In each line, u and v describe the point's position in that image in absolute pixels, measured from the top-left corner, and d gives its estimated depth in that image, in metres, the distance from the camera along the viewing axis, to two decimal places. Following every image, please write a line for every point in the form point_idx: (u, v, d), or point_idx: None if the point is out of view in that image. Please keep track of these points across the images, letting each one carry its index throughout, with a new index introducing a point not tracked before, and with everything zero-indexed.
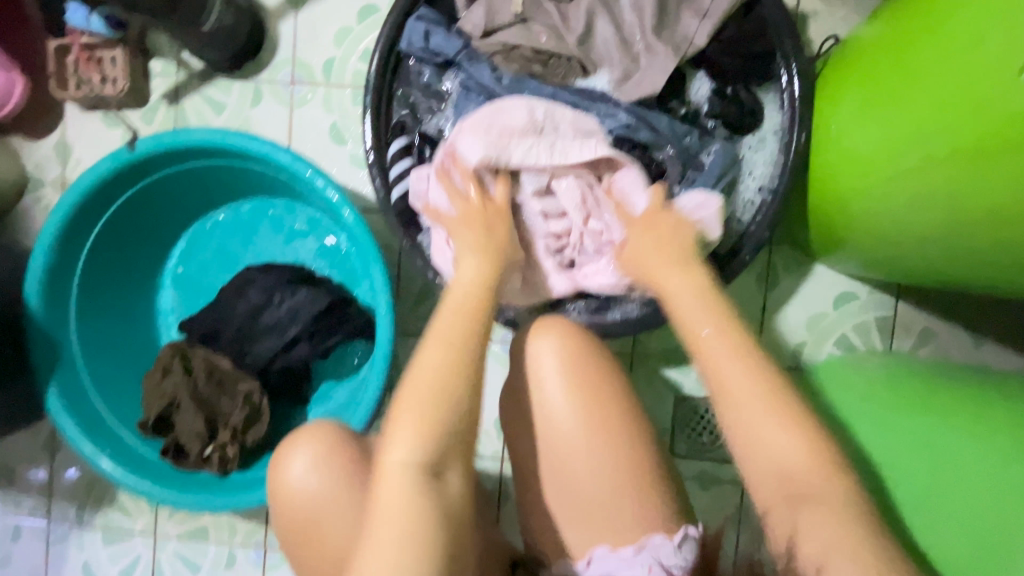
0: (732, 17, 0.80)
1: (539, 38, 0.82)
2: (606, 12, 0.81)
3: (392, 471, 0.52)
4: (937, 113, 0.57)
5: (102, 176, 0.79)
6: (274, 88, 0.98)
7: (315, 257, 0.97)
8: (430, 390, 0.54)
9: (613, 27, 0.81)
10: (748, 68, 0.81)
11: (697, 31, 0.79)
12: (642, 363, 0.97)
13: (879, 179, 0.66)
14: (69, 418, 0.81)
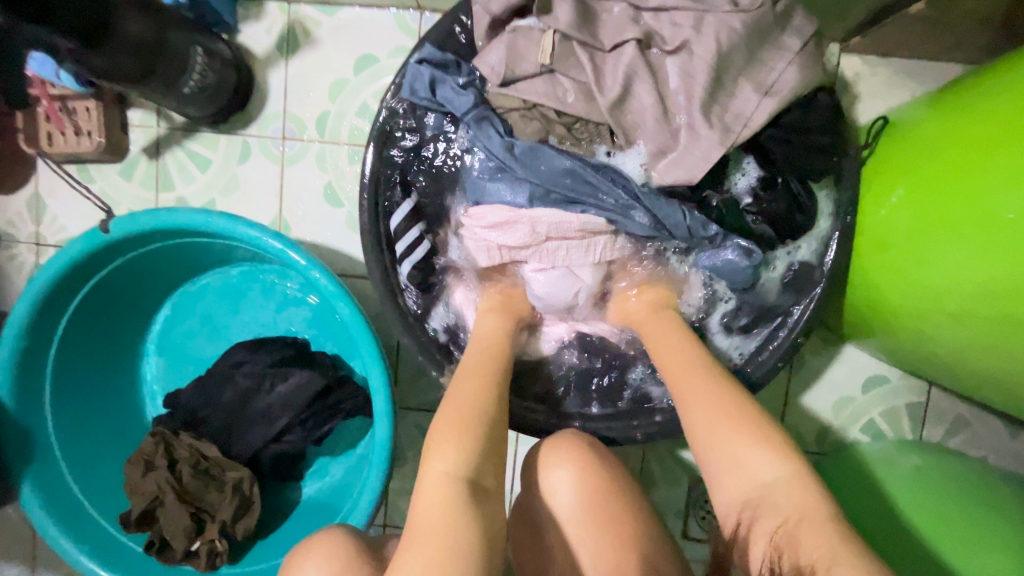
0: (798, 101, 0.70)
1: (566, 98, 0.71)
2: (648, 74, 0.70)
3: (435, 479, 0.51)
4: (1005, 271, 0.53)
5: (73, 261, 0.72)
6: (264, 143, 0.90)
7: (309, 327, 0.91)
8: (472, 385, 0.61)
9: (654, 91, 0.70)
10: (804, 159, 0.71)
11: (756, 109, 0.69)
12: (654, 443, 0.92)
13: (936, 302, 0.60)
14: (46, 514, 0.75)
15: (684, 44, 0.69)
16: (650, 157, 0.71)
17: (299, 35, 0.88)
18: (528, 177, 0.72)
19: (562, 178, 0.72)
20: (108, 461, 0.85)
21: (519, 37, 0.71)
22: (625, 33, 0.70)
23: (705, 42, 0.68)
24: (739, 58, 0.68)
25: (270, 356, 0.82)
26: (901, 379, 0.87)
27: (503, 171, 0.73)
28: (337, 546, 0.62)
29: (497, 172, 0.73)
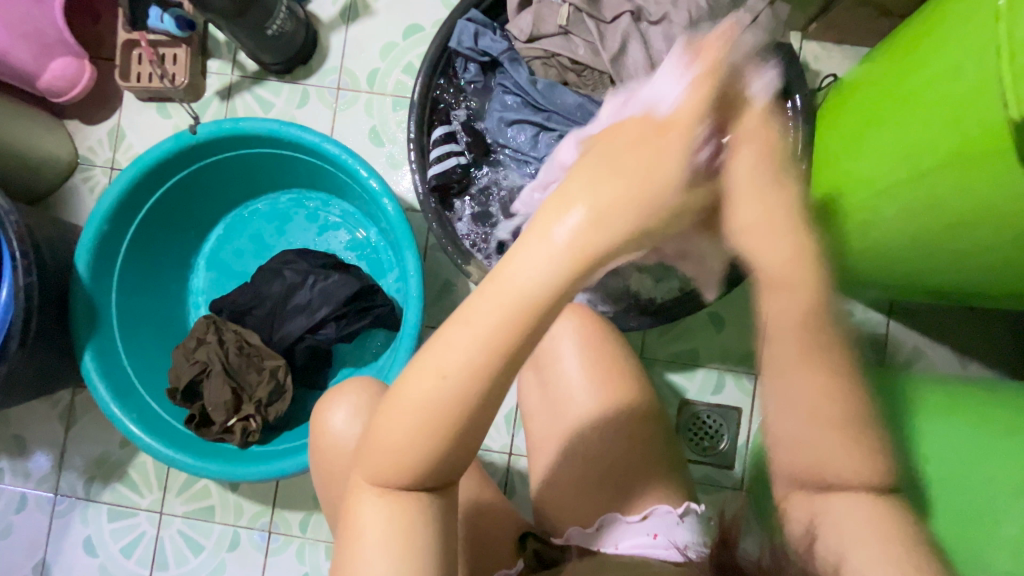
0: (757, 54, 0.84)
1: (578, 51, 0.86)
2: (640, 38, 0.85)
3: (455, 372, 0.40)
4: (920, 129, 0.58)
5: (160, 157, 0.85)
6: (321, 92, 1.06)
7: (346, 249, 1.03)
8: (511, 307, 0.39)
9: (644, 50, 0.85)
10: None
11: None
12: (648, 366, 1.02)
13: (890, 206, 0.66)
14: (102, 379, 0.84)
15: (665, 15, 0.86)
16: None
17: (358, 8, 1.06)
18: (546, 107, 0.86)
19: (574, 110, 0.86)
20: (156, 350, 0.94)
21: (544, 6, 0.87)
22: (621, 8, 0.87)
23: (681, 14, 0.85)
24: (704, 25, 0.85)
25: (315, 260, 0.94)
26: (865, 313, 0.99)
27: (525, 102, 0.87)
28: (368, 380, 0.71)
29: (520, 102, 0.88)
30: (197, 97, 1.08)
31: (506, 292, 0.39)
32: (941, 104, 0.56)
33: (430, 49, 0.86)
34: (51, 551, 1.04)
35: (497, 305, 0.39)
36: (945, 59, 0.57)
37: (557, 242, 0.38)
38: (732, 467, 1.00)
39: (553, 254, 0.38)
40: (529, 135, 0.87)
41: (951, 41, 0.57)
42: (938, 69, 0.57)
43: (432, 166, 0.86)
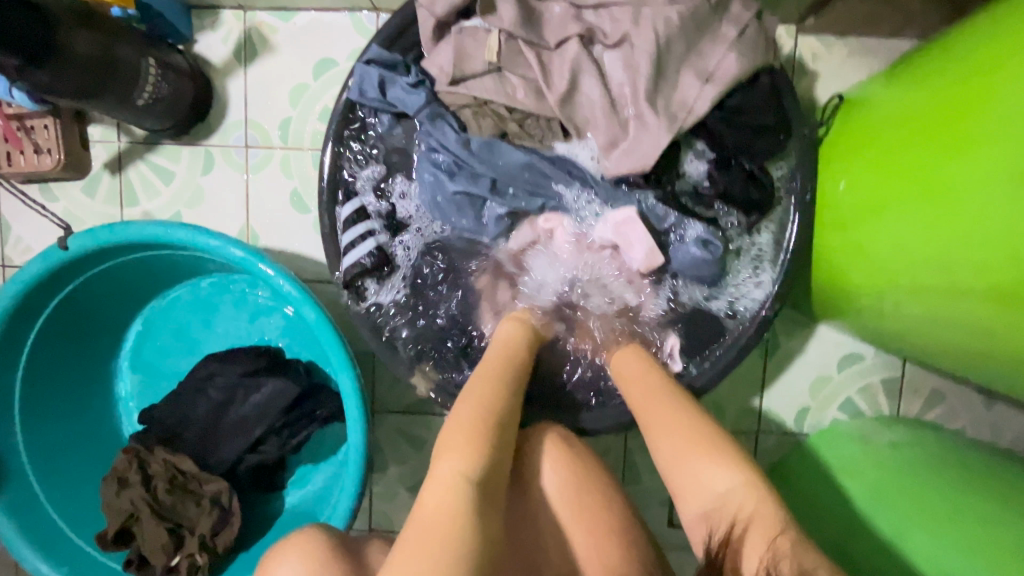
0: (740, 82, 0.69)
1: (516, 96, 0.71)
2: (594, 72, 0.70)
3: (447, 479, 0.49)
4: (958, 245, 0.48)
5: (34, 280, 0.71)
6: (227, 152, 0.89)
7: (283, 335, 0.90)
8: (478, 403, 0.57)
9: (600, 86, 0.70)
10: (756, 142, 0.71)
11: (696, 97, 0.69)
12: (636, 432, 0.92)
13: (901, 301, 0.56)
14: (22, 538, 0.74)
15: (624, 38, 0.69)
16: (602, 149, 0.71)
17: (257, 42, 0.87)
18: (486, 172, 0.71)
19: (520, 173, 0.72)
20: (84, 480, 0.84)
21: (465, 37, 0.70)
22: (568, 32, 0.71)
23: (644, 34, 0.68)
24: (674, 47, 0.68)
25: (244, 365, 0.82)
26: (876, 354, 0.88)
27: (460, 167, 0.72)
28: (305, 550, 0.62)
29: (453, 168, 0.72)
30: (84, 172, 0.91)
31: (474, 393, 0.58)
32: (986, 222, 0.45)
33: (335, 109, 0.72)
34: None
35: (477, 396, 0.58)
36: (993, 163, 0.45)
37: (489, 360, 0.64)
38: None
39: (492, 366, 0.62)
40: (468, 210, 0.73)
41: (999, 140, 0.45)
42: (981, 174, 0.46)
43: (344, 254, 0.73)
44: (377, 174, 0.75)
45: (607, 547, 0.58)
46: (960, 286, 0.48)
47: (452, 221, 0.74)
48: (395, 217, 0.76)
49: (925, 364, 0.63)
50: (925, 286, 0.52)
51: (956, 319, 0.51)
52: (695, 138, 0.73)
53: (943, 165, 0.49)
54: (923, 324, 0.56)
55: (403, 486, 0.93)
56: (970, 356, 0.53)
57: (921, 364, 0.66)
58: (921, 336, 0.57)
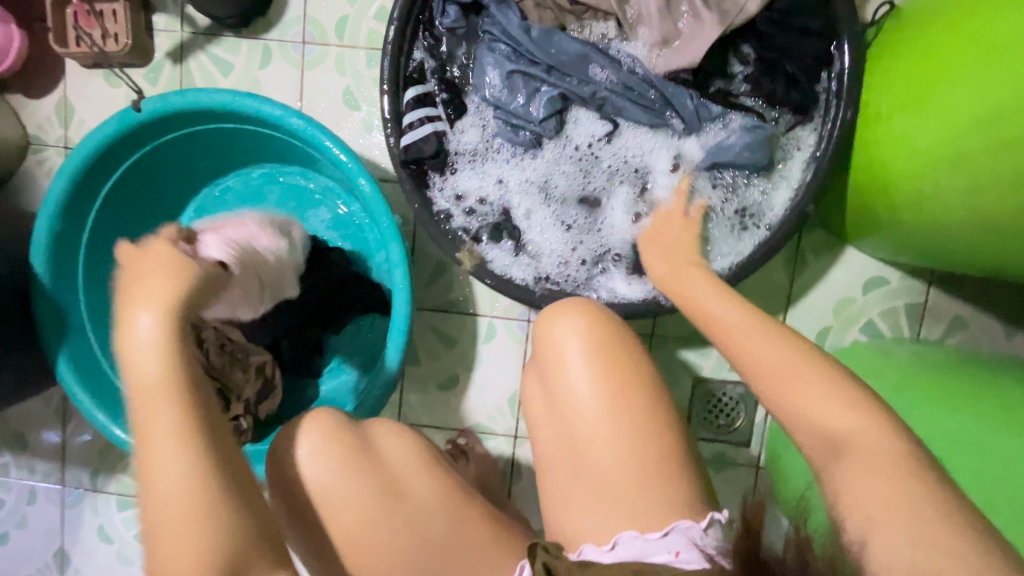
0: None
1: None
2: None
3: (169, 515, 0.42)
4: (1001, 87, 0.50)
5: (106, 139, 0.75)
6: (284, 47, 0.92)
7: (328, 228, 0.93)
8: (184, 530, 0.42)
9: None
10: (800, 46, 0.71)
11: None
12: (659, 344, 0.95)
13: (949, 172, 0.57)
14: (82, 388, 0.79)
15: None
16: (654, 46, 0.74)
17: None
18: (542, 58, 0.75)
19: (577, 63, 0.75)
20: None
21: None
22: None
23: None
24: None
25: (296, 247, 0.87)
26: (900, 279, 0.90)
27: (518, 52, 0.76)
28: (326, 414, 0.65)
29: (511, 55, 0.76)
30: (148, 61, 0.95)
31: (150, 415, 0.44)
32: None
33: None
34: (69, 539, 1.06)
35: (159, 418, 0.44)
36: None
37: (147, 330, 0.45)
38: (747, 444, 0.96)
39: (149, 346, 0.45)
40: (523, 91, 0.75)
41: None
42: None
43: (405, 134, 0.74)
44: (443, 68, 0.79)
45: (633, 399, 0.63)
46: (1013, 134, 0.49)
47: (505, 101, 0.76)
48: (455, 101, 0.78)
49: (979, 254, 0.63)
50: (975, 143, 0.53)
51: (998, 171, 0.52)
52: (741, 41, 0.76)
53: (1000, 22, 0.51)
54: (976, 195, 0.56)
55: (433, 383, 0.97)
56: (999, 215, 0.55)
57: (966, 257, 0.66)
58: (970, 212, 0.57)
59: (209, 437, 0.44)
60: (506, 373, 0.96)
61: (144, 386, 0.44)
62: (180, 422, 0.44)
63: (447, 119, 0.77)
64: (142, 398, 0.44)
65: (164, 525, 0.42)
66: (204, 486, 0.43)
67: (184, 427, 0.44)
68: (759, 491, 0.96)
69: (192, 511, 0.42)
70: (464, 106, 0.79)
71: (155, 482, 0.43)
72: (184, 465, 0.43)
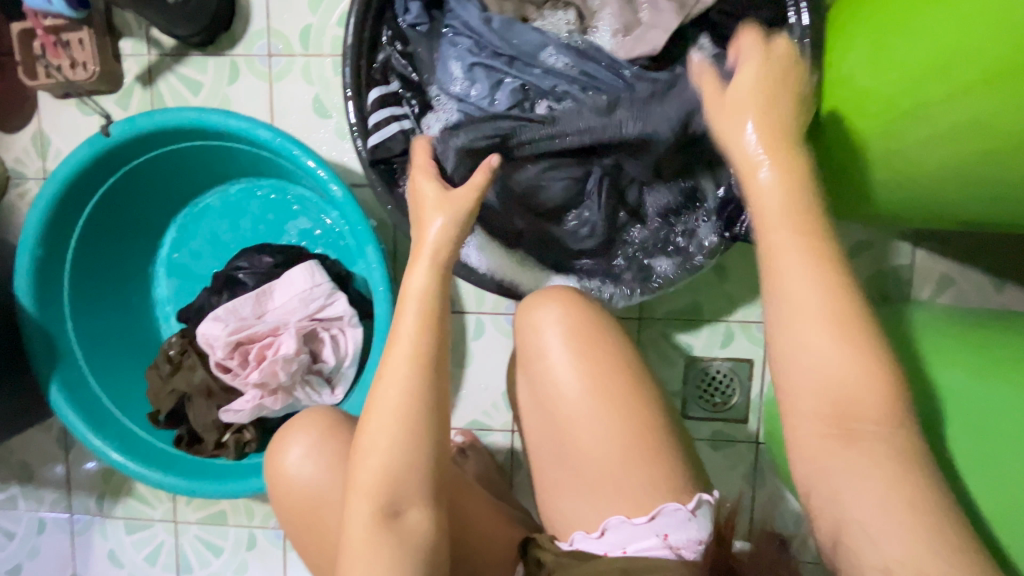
0: None
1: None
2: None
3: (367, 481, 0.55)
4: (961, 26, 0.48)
5: (79, 165, 0.76)
6: (251, 61, 0.93)
7: (308, 236, 0.93)
8: (388, 439, 0.55)
9: None
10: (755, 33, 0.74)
11: None
12: (649, 326, 0.95)
13: (904, 123, 0.54)
14: (76, 414, 0.80)
15: None
16: (616, 32, 0.74)
17: None
18: (505, 49, 0.75)
19: (537, 52, 0.75)
20: (128, 370, 0.89)
21: None
22: None
23: None
24: None
25: (274, 256, 0.87)
26: (885, 242, 0.89)
27: (480, 45, 0.76)
28: (314, 417, 0.68)
29: (474, 48, 0.76)
30: (118, 86, 0.95)
31: (395, 362, 0.57)
32: None
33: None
34: (80, 565, 1.07)
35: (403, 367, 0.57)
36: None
37: (416, 278, 0.60)
38: (745, 420, 0.96)
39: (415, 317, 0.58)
40: (485, 82, 0.75)
41: None
42: None
43: (371, 135, 0.76)
44: (406, 67, 0.79)
45: (614, 382, 0.63)
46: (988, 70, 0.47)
47: (470, 95, 0.76)
48: (420, 98, 0.80)
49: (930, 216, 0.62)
50: (946, 89, 0.50)
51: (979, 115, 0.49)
52: (700, 32, 0.77)
53: None
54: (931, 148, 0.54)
55: None
56: (986, 168, 0.51)
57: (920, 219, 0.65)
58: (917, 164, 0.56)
59: (419, 398, 0.56)
60: (497, 368, 0.97)
61: (389, 362, 0.58)
62: (404, 383, 0.56)
63: (412, 117, 0.78)
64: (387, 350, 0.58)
65: (359, 486, 0.55)
66: (412, 441, 0.56)
67: (406, 392, 0.56)
68: (760, 466, 0.96)
69: (389, 458, 0.55)
70: (428, 103, 0.79)
71: (376, 425, 0.56)
72: (395, 422, 0.56)
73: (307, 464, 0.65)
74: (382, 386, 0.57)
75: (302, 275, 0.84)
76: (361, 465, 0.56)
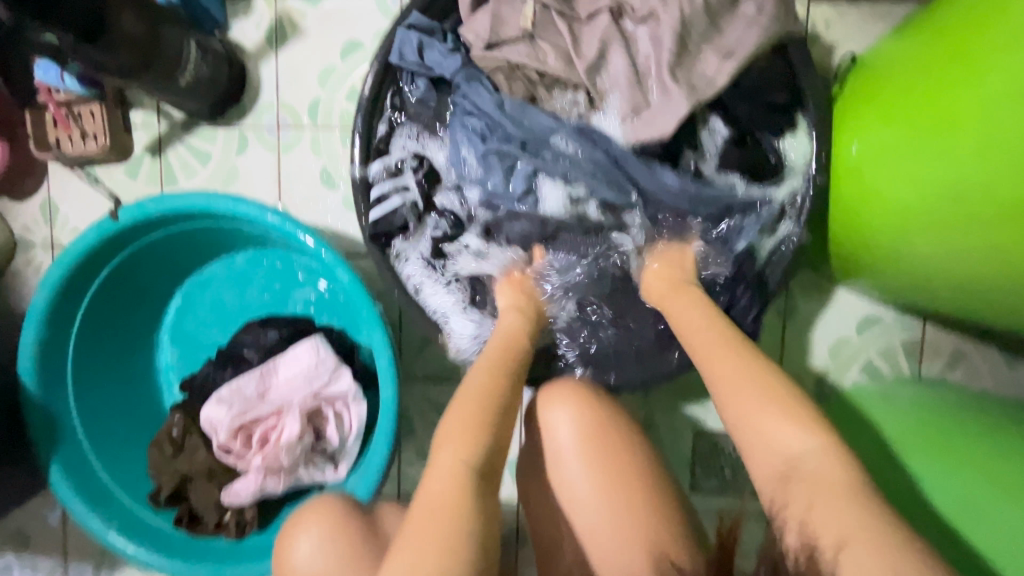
0: (759, 63, 0.75)
1: (546, 62, 0.74)
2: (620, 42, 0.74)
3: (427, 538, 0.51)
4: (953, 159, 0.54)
5: (88, 248, 0.76)
6: (260, 132, 0.94)
7: (314, 306, 0.93)
8: (457, 494, 0.54)
9: (627, 58, 0.73)
10: (761, 118, 0.77)
11: (717, 71, 0.71)
12: (657, 397, 0.94)
13: (911, 229, 0.61)
14: (77, 496, 0.79)
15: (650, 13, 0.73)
16: (625, 118, 0.74)
17: (286, 27, 0.91)
18: (515, 132, 0.76)
19: (547, 138, 0.76)
20: (131, 444, 0.88)
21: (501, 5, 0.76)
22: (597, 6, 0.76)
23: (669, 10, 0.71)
24: (699, 25, 0.71)
25: (280, 330, 0.87)
26: (895, 316, 0.88)
27: (490, 127, 0.77)
28: (327, 505, 0.67)
29: (485, 129, 0.77)
30: (128, 155, 0.96)
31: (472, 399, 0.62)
32: (997, 130, 0.50)
33: (370, 73, 0.78)
34: None
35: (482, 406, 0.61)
36: (994, 89, 0.51)
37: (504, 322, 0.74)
38: (755, 493, 0.94)
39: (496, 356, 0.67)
40: (496, 166, 0.76)
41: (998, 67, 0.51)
42: (989, 95, 0.51)
43: (373, 207, 0.80)
44: (412, 144, 0.80)
45: (626, 481, 0.62)
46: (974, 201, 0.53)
47: (479, 176, 0.77)
48: (427, 168, 0.81)
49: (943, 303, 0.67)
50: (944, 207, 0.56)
51: (978, 238, 0.54)
52: (711, 114, 0.78)
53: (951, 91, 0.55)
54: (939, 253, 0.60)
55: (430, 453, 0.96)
56: (989, 279, 0.56)
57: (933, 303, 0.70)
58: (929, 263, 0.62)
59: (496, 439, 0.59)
60: None
61: (466, 396, 0.62)
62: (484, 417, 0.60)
63: (418, 190, 0.81)
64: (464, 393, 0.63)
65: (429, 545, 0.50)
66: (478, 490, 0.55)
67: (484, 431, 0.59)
68: (771, 541, 0.94)
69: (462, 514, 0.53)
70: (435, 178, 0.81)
71: (450, 466, 0.56)
72: (475, 462, 0.56)
73: (310, 560, 0.64)
74: (454, 426, 0.59)
75: (309, 352, 0.83)
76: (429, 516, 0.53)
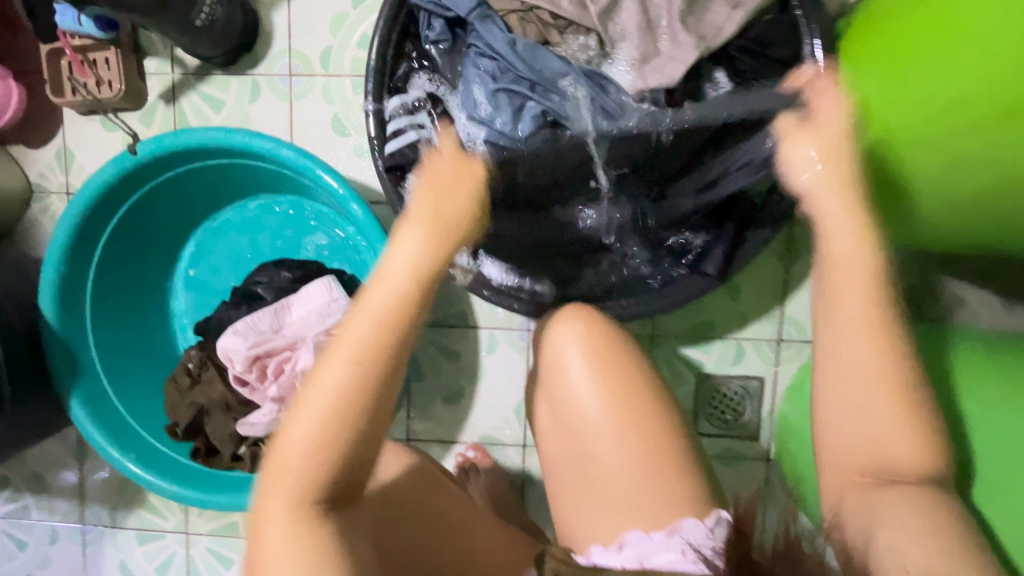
0: (762, 17, 0.77)
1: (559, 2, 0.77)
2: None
3: (296, 462, 0.50)
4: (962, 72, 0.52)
5: (107, 182, 0.78)
6: (272, 81, 0.95)
7: (326, 252, 0.95)
8: (323, 422, 0.49)
9: (638, 2, 0.76)
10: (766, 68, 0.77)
11: (726, 20, 0.75)
12: (661, 344, 0.96)
13: (917, 155, 0.58)
14: (96, 426, 0.81)
15: None
16: (634, 60, 0.76)
17: None
18: (527, 73, 0.77)
19: (555, 80, 0.78)
20: (148, 382, 0.90)
21: None
22: None
23: None
24: None
25: (294, 271, 0.89)
26: None
27: (502, 66, 0.78)
28: None
29: (496, 70, 0.78)
30: (142, 103, 0.98)
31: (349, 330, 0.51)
32: (1002, 38, 0.49)
33: (386, 7, 0.79)
34: None
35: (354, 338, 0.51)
36: None
37: (406, 238, 0.54)
38: (756, 437, 0.96)
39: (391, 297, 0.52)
40: (508, 108, 0.77)
41: None
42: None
43: (388, 141, 0.81)
44: (427, 83, 0.83)
45: (632, 397, 0.64)
46: (990, 113, 0.51)
47: (492, 120, 0.78)
48: (439, 110, 0.82)
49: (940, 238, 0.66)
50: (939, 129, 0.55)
51: (985, 151, 0.53)
52: (716, 69, 0.79)
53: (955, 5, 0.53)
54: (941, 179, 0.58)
55: (438, 397, 0.99)
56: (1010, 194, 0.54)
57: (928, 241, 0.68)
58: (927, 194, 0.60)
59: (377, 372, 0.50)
60: (509, 384, 0.97)
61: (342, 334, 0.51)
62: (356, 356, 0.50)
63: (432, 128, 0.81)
64: (348, 320, 0.52)
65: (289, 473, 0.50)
66: (342, 428, 0.50)
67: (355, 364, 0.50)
68: (771, 484, 0.96)
69: (321, 453, 0.50)
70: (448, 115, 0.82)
71: (308, 404, 0.50)
72: (336, 398, 0.50)
73: None
74: (326, 361, 0.51)
75: (325, 288, 0.86)
76: (285, 440, 0.50)
